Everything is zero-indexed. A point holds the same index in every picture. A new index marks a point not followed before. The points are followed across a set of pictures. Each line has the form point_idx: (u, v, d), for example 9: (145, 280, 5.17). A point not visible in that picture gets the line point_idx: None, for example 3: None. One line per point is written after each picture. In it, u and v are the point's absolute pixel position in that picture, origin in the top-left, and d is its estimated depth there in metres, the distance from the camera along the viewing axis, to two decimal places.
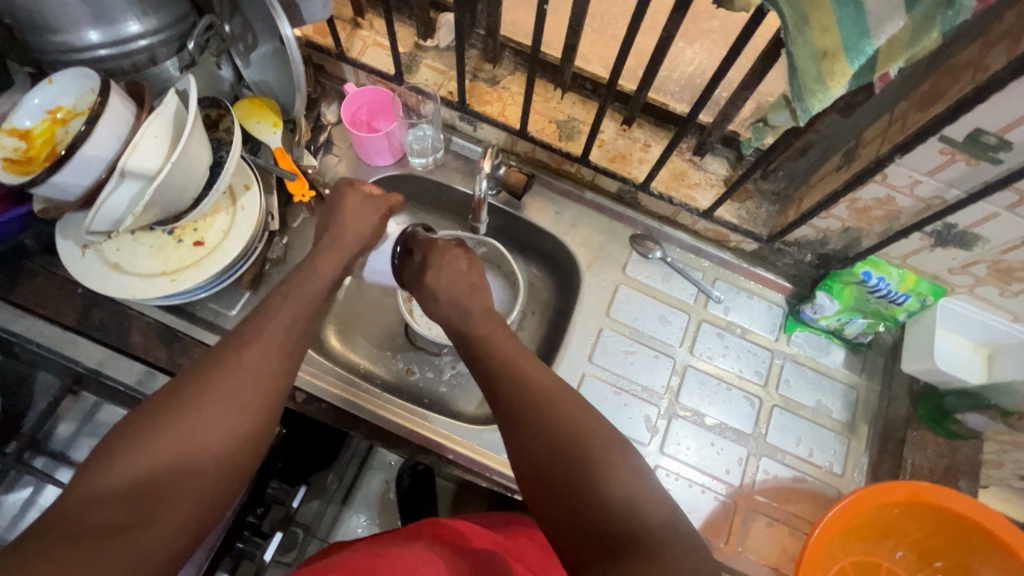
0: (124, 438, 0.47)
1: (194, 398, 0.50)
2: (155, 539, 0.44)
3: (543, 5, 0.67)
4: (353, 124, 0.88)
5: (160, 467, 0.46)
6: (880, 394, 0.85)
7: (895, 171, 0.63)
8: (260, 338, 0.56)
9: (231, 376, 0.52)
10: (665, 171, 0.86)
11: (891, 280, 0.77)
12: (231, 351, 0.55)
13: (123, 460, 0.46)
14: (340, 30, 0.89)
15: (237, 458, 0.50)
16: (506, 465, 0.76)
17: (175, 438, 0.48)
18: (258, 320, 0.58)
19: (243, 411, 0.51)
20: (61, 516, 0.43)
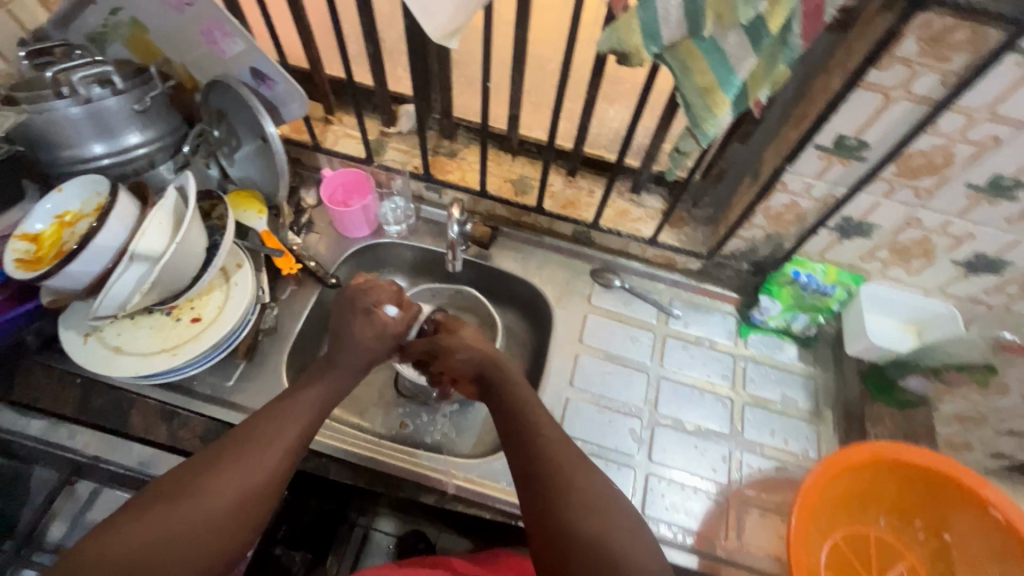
0: (146, 509, 0.56)
1: (207, 481, 0.59)
2: None
3: (486, 84, 0.81)
4: (331, 202, 0.98)
5: (169, 540, 0.54)
6: (835, 380, 0.93)
7: (791, 179, 0.76)
8: (280, 435, 0.64)
9: (242, 466, 0.60)
10: (610, 211, 0.99)
11: (817, 274, 0.89)
12: (249, 443, 0.62)
13: (135, 529, 0.54)
14: (314, 127, 1.02)
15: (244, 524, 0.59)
16: (506, 492, 0.79)
17: (172, 525, 0.55)
18: (279, 415, 0.66)
19: (246, 500, 0.59)
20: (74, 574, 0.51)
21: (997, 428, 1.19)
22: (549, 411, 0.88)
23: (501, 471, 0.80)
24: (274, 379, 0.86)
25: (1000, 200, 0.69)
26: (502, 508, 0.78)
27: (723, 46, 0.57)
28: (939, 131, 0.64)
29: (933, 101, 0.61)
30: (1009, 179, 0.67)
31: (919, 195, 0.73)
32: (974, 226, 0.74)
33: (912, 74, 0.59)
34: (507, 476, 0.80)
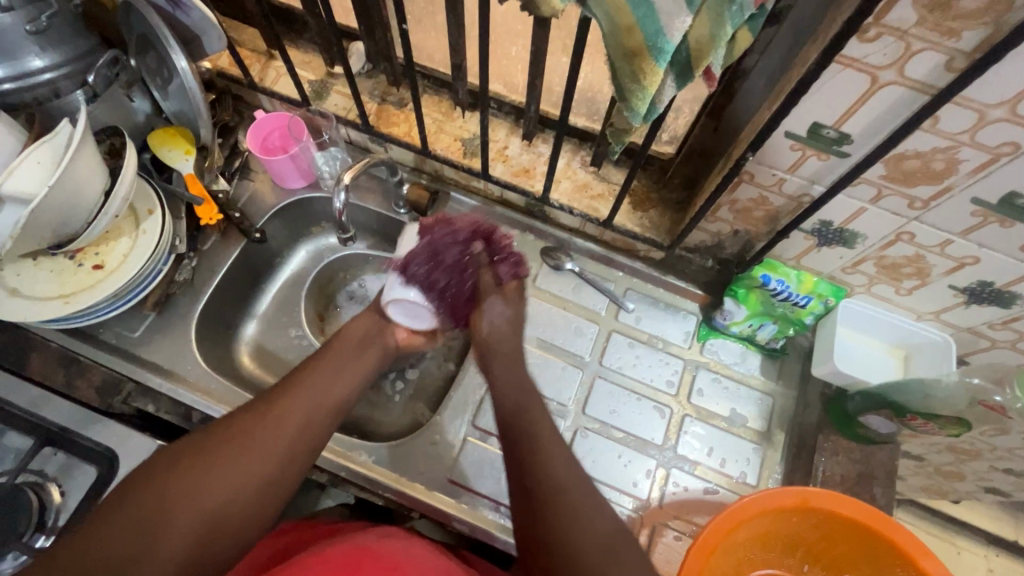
0: (237, 412, 0.59)
1: (278, 400, 0.61)
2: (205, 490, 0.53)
3: (402, 24, 0.71)
4: (265, 148, 0.90)
5: (238, 439, 0.57)
6: (796, 401, 0.83)
7: (759, 170, 0.63)
8: (338, 369, 0.65)
9: (308, 392, 0.62)
10: (568, 183, 0.87)
11: (789, 282, 0.76)
12: (312, 370, 0.65)
13: (225, 424, 0.58)
14: (255, 61, 0.93)
15: (298, 448, 0.59)
16: (398, 482, 0.75)
17: (250, 427, 0.58)
18: (341, 352, 0.67)
19: (302, 421, 0.60)
20: (172, 451, 0.55)
21: (992, 465, 1.06)
22: (462, 399, 0.82)
23: (401, 458, 0.77)
24: (183, 334, 0.82)
25: (1013, 223, 0.55)
26: (394, 495, 0.75)
27: None
28: (941, 129, 0.49)
29: (934, 89, 0.47)
30: None
31: (913, 206, 0.58)
32: (980, 250, 0.60)
33: (907, 51, 0.45)
34: (407, 465, 0.76)
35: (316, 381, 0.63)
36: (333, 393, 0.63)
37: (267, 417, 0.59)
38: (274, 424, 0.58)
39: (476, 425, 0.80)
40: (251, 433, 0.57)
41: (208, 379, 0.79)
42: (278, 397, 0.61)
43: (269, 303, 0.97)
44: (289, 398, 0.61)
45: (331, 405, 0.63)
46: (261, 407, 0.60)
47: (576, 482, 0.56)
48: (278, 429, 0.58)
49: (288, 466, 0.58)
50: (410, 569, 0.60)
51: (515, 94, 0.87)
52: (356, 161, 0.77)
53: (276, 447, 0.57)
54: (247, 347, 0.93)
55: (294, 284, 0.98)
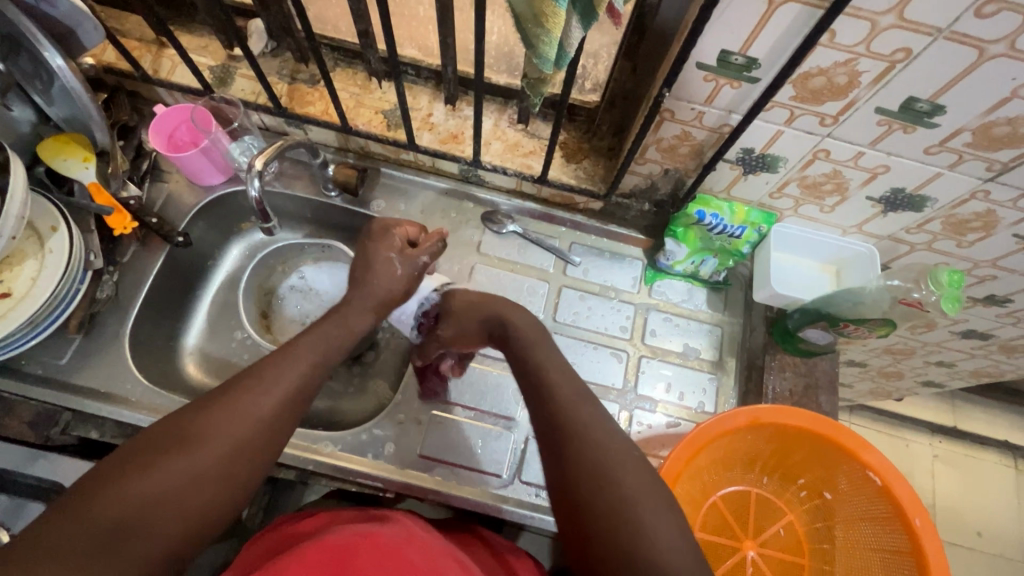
0: (207, 401, 0.53)
1: (250, 381, 0.55)
2: (184, 488, 0.48)
3: None
4: (173, 145, 0.84)
5: (214, 430, 0.51)
6: (742, 327, 0.86)
7: (678, 106, 0.64)
8: (305, 344, 0.61)
9: (282, 370, 0.57)
10: (498, 144, 0.85)
11: (723, 215, 0.79)
12: (281, 350, 0.59)
13: (194, 414, 0.52)
14: (144, 52, 0.86)
15: (279, 432, 0.55)
16: (369, 465, 0.75)
17: (226, 416, 0.52)
18: (304, 333, 0.62)
19: (279, 405, 0.55)
20: (141, 445, 0.49)
21: (925, 360, 1.14)
22: (422, 374, 0.81)
23: (368, 443, 0.76)
24: (117, 352, 0.77)
25: (914, 127, 0.58)
26: (365, 480, 0.75)
27: None
28: (839, 43, 0.51)
29: (827, 2, 0.48)
30: (924, 102, 0.55)
31: (824, 122, 0.60)
32: (889, 158, 0.63)
33: None
34: (375, 448, 0.76)
35: (287, 360, 0.58)
36: (313, 371, 0.59)
37: (244, 403, 0.53)
38: (247, 411, 0.53)
39: (439, 399, 0.80)
40: (230, 419, 0.52)
41: (152, 395, 0.75)
42: (252, 380, 0.55)
43: (208, 307, 0.92)
44: (263, 382, 0.55)
45: (306, 384, 0.58)
46: (230, 390, 0.54)
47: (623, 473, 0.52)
48: (254, 416, 0.53)
49: (270, 450, 0.54)
50: (408, 549, 0.58)
51: (431, 57, 0.84)
52: (268, 146, 0.73)
53: (257, 430, 0.53)
54: (192, 356, 0.88)
55: (232, 286, 0.94)
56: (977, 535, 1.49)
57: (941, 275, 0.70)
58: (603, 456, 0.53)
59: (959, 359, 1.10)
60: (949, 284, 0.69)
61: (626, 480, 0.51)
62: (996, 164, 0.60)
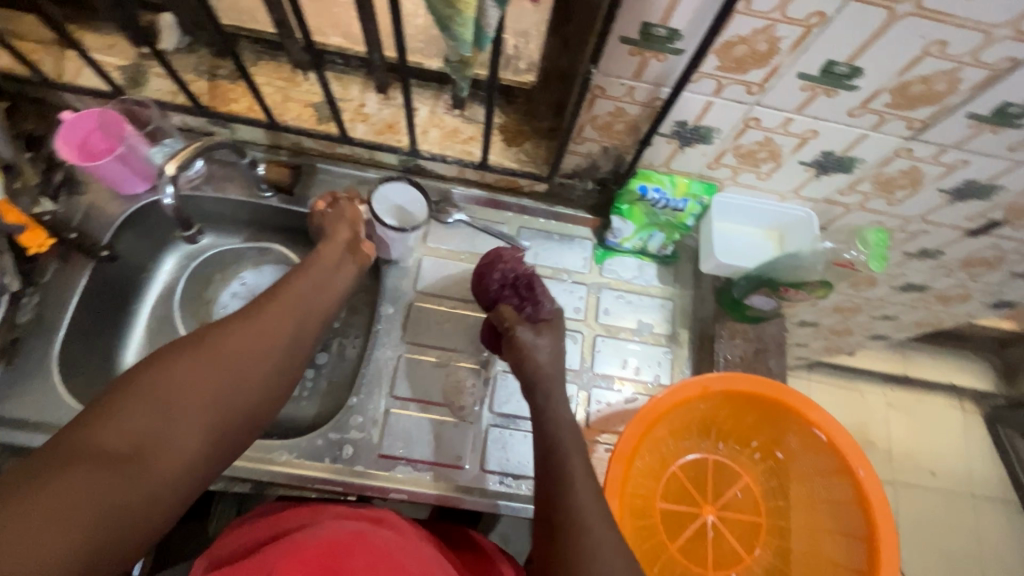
0: (231, 318, 0.61)
1: (267, 308, 0.63)
2: (216, 384, 0.56)
3: None
4: (85, 153, 0.78)
5: (240, 340, 0.59)
6: (693, 298, 0.88)
7: (608, 82, 0.63)
8: (311, 276, 0.69)
9: (292, 298, 0.65)
10: (436, 132, 0.83)
11: (665, 189, 0.79)
12: (292, 280, 0.68)
13: (222, 328, 0.59)
14: (44, 55, 0.80)
15: (296, 347, 0.63)
16: (327, 470, 0.73)
17: (249, 332, 0.60)
18: (308, 269, 0.69)
19: (293, 326, 0.63)
20: (174, 349, 0.56)
21: (872, 315, 1.19)
22: (376, 373, 0.79)
23: (324, 448, 0.74)
24: (45, 378, 0.73)
25: (836, 90, 0.58)
26: (326, 485, 0.73)
27: None
28: (755, 9, 0.51)
29: None
30: (843, 65, 0.55)
31: (751, 90, 0.60)
32: (816, 122, 0.64)
33: None
34: (332, 451, 0.74)
35: (299, 290, 0.67)
36: (320, 301, 0.68)
37: (252, 325, 0.61)
38: (268, 328, 0.61)
39: (395, 396, 0.78)
40: (253, 333, 0.60)
41: None
42: (269, 304, 0.64)
43: (146, 322, 0.87)
44: (278, 308, 0.64)
45: (315, 314, 0.67)
46: (254, 311, 0.62)
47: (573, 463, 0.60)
48: (259, 335, 0.60)
49: (288, 363, 0.62)
50: (403, 556, 0.56)
51: (357, 44, 0.81)
52: (185, 146, 0.70)
53: (277, 343, 0.61)
54: None
55: (169, 297, 0.89)
56: (932, 474, 1.59)
57: (868, 236, 0.73)
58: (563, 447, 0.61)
59: (902, 312, 1.15)
60: (875, 243, 0.73)
61: (573, 465, 0.59)
62: (915, 122, 0.61)
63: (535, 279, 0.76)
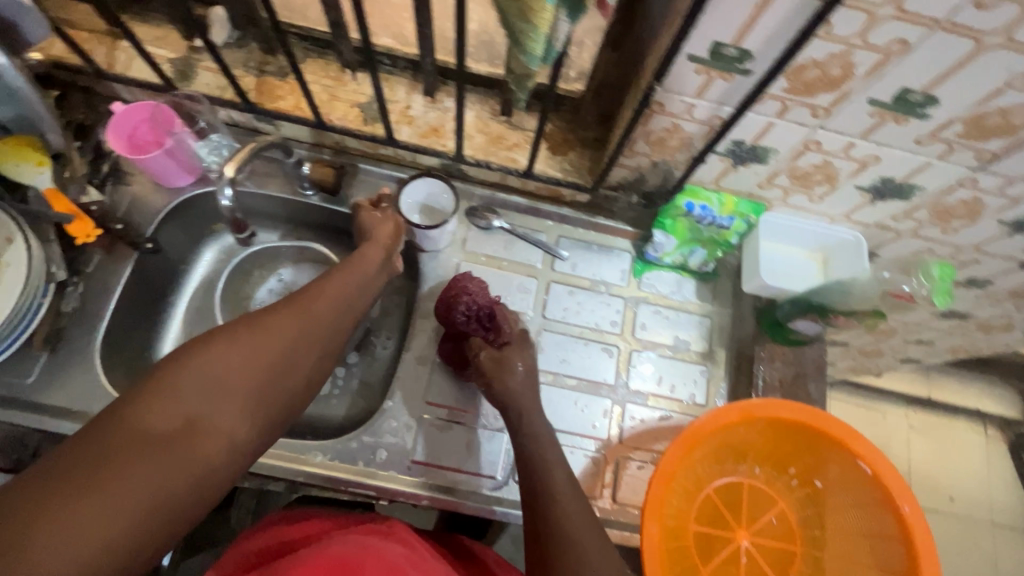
0: (281, 303, 0.56)
1: (315, 296, 0.58)
2: (267, 371, 0.50)
3: None
4: (135, 147, 0.78)
5: (291, 326, 0.54)
6: (732, 316, 0.86)
7: (668, 98, 0.62)
8: (353, 271, 0.64)
9: (336, 289, 0.61)
10: (481, 137, 0.83)
11: (712, 206, 0.78)
12: (336, 271, 0.63)
13: (273, 312, 0.54)
14: (96, 44, 0.80)
15: (340, 339, 0.59)
16: (360, 475, 0.73)
17: (300, 319, 0.55)
18: (351, 261, 0.65)
19: (336, 318, 0.59)
20: (225, 328, 0.50)
21: (906, 339, 1.16)
22: (411, 378, 0.79)
23: (358, 451, 0.74)
24: (88, 367, 0.73)
25: (906, 119, 0.57)
26: (358, 488, 0.73)
27: None
28: (835, 35, 0.49)
29: None
30: (918, 94, 0.53)
31: (816, 114, 0.59)
32: (880, 148, 0.62)
33: None
34: (365, 455, 0.74)
35: (344, 280, 0.62)
36: (363, 293, 0.63)
37: (301, 312, 0.56)
38: (317, 315, 0.57)
39: (428, 402, 0.78)
40: (305, 320, 0.55)
41: None
42: (315, 291, 0.59)
43: (183, 313, 0.88)
44: (325, 298, 0.59)
45: (358, 309, 0.62)
46: (302, 297, 0.57)
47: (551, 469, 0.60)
48: (308, 324, 0.55)
49: (332, 354, 0.57)
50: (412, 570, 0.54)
51: (407, 45, 0.80)
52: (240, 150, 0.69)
53: (325, 334, 0.56)
54: None
55: (207, 290, 0.90)
56: (951, 500, 1.56)
57: (932, 269, 0.76)
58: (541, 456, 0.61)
59: (938, 337, 1.12)
60: (940, 279, 0.76)
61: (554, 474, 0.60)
62: (985, 154, 0.59)
63: (497, 306, 0.73)
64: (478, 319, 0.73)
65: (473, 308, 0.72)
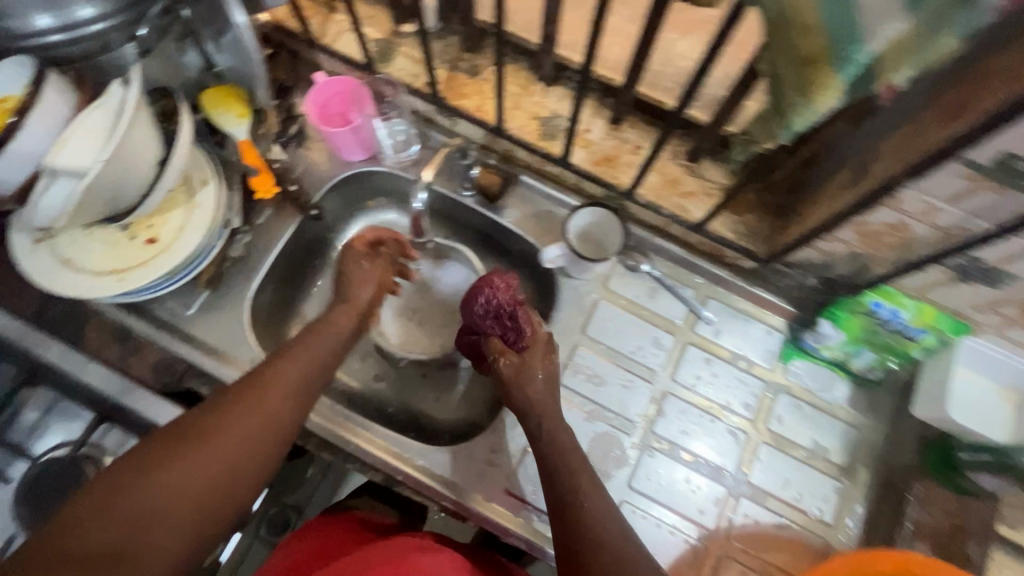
0: (218, 404, 0.56)
1: (248, 391, 0.57)
2: (201, 481, 0.50)
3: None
4: (324, 116, 0.81)
5: (216, 426, 0.53)
6: (885, 436, 0.76)
7: (908, 195, 0.54)
8: (289, 360, 0.61)
9: (269, 388, 0.58)
10: (655, 178, 0.78)
11: (905, 313, 0.68)
12: (268, 364, 0.61)
13: (223, 412, 0.55)
14: (313, 14, 0.84)
15: (277, 436, 0.57)
16: (456, 492, 0.73)
17: (239, 422, 0.54)
18: (302, 340, 0.65)
19: (261, 420, 0.56)
20: (172, 434, 0.53)
21: None
22: None
23: (459, 466, 0.74)
24: (238, 313, 0.78)
25: None
26: (450, 503, 0.73)
27: None
28: None
29: None
30: None
31: None
32: None
33: None
34: (465, 473, 0.73)
35: (293, 369, 0.61)
36: (308, 385, 0.61)
37: (249, 413, 0.56)
38: (252, 410, 0.56)
39: None
40: (247, 416, 0.55)
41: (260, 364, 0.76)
42: (262, 381, 0.58)
43: (322, 278, 0.91)
44: (252, 398, 0.56)
45: (297, 405, 0.60)
46: (237, 388, 0.57)
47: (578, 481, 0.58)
48: (241, 424, 0.54)
49: (262, 456, 0.55)
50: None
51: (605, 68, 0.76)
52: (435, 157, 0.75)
53: (258, 434, 0.55)
54: (298, 325, 0.88)
55: None
56: None
57: None
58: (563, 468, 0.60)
59: None
60: None
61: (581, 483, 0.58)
62: None
63: (521, 307, 0.69)
64: (497, 320, 0.70)
65: (493, 308, 0.70)
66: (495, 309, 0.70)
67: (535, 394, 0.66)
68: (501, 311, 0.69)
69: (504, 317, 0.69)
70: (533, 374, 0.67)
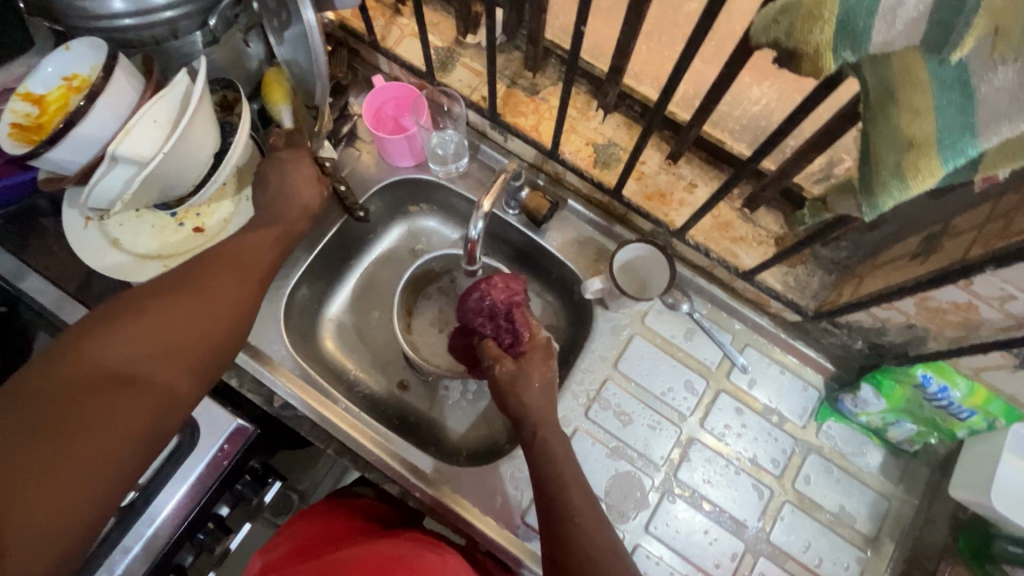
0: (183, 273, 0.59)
1: (213, 263, 0.61)
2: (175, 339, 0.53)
3: (578, 26, 0.58)
4: (377, 119, 0.82)
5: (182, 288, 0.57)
6: (916, 511, 0.74)
7: (984, 280, 0.51)
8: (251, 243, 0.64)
9: (232, 258, 0.62)
10: (709, 219, 0.76)
11: (956, 392, 0.64)
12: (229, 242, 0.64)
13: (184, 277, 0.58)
14: (378, 14, 0.84)
15: (239, 303, 0.60)
16: (472, 514, 0.74)
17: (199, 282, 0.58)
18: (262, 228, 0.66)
19: (231, 286, 0.60)
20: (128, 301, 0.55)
21: None
22: None
23: (480, 488, 0.75)
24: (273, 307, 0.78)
25: None
26: (465, 527, 0.74)
27: (978, 84, 0.32)
28: None
29: None
30: None
31: None
32: None
33: None
34: (484, 497, 0.75)
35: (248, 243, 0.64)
36: (261, 260, 0.65)
37: (205, 282, 0.59)
38: (212, 277, 0.59)
39: None
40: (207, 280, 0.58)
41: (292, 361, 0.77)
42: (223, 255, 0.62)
43: (357, 278, 0.91)
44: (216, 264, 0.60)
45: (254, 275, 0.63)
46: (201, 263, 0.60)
47: (592, 535, 0.56)
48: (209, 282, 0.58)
49: (227, 319, 0.58)
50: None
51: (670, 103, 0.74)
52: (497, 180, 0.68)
53: (220, 295, 0.58)
54: (328, 323, 0.88)
55: (383, 265, 0.91)
56: None
57: None
58: (575, 518, 0.56)
59: None
60: None
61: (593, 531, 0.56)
62: None
63: (516, 307, 0.69)
64: (494, 322, 0.70)
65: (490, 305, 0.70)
66: (490, 308, 0.70)
67: (534, 402, 0.63)
68: (499, 311, 0.69)
69: (501, 317, 0.69)
70: (527, 377, 0.65)
